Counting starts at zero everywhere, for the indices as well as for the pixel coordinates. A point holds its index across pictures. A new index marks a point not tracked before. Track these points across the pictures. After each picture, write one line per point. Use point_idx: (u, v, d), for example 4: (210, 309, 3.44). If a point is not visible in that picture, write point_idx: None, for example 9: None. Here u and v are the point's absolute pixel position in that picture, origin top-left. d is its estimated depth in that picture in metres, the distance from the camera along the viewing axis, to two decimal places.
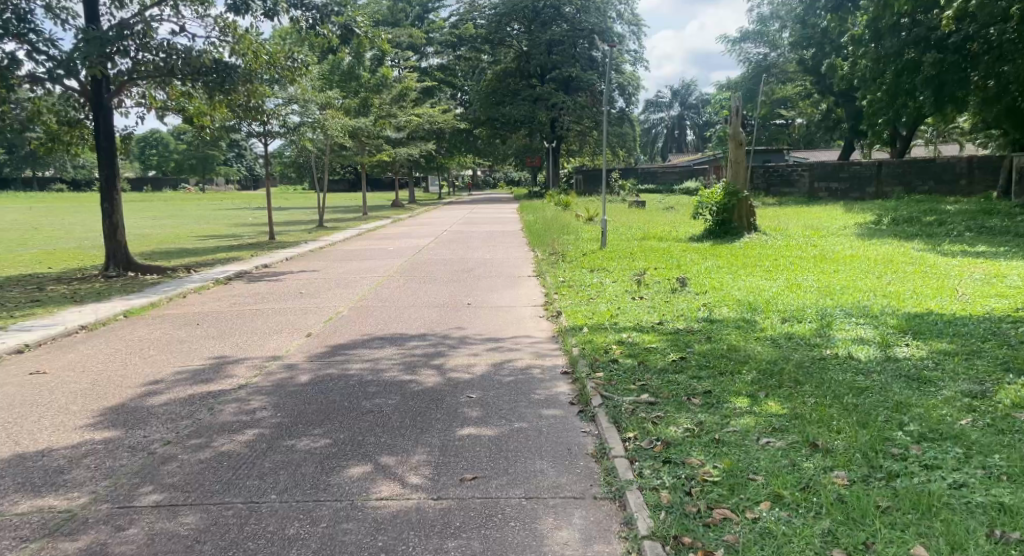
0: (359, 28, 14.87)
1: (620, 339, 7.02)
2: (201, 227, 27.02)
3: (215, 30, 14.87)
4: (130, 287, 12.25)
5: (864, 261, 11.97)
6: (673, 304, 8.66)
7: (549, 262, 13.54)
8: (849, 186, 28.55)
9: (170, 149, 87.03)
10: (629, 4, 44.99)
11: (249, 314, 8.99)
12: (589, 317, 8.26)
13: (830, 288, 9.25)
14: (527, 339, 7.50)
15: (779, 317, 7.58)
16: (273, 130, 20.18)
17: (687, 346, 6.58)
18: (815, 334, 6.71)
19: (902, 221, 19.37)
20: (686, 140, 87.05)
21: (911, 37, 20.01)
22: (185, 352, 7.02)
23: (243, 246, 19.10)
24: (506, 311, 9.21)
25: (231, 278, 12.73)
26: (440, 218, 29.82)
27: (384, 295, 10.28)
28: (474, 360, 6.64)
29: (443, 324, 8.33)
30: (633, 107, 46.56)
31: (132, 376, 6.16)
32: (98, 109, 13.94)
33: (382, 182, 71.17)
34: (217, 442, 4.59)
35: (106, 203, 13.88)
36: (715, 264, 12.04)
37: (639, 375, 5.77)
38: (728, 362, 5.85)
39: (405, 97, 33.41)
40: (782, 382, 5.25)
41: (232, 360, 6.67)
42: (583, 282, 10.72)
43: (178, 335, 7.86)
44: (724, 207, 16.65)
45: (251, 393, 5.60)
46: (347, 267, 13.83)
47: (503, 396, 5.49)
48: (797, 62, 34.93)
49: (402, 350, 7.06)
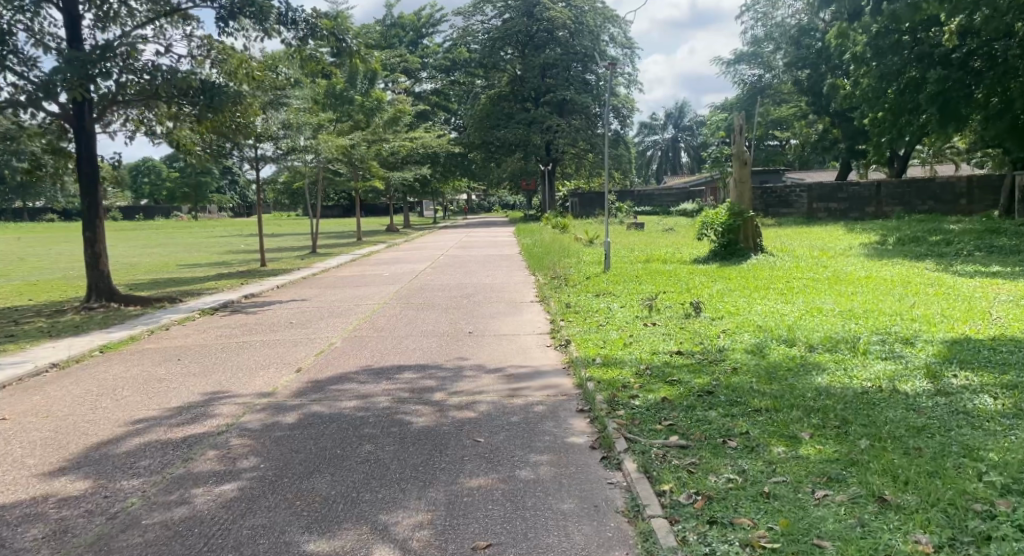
0: (350, 42, 14.35)
1: (637, 371, 6.46)
2: (192, 256, 26.45)
3: (201, 49, 14.43)
4: (111, 319, 11.62)
5: (881, 282, 11.44)
6: (689, 331, 8.12)
7: (551, 286, 13.01)
8: (848, 206, 28.09)
9: (163, 176, 86.75)
10: (622, 27, 44.91)
11: (236, 348, 8.39)
12: (600, 345, 7.72)
13: (853, 312, 8.72)
14: (534, 372, 6.91)
15: (806, 344, 7.04)
16: (266, 153, 19.65)
17: (712, 378, 6.03)
18: (851, 364, 6.15)
19: (908, 241, 18.89)
20: (680, 161, 87.17)
21: (914, 55, 19.22)
22: (163, 391, 6.42)
23: (234, 275, 18.55)
24: (511, 339, 8.65)
25: (218, 308, 12.14)
26: (437, 242, 29.32)
27: (379, 324, 9.67)
28: (478, 396, 6.05)
29: (443, 355, 7.74)
30: (628, 129, 46.28)
31: (101, 420, 5.55)
32: (80, 134, 13.39)
33: (377, 207, 70.82)
34: (189, 499, 3.99)
35: (90, 232, 13.29)
36: (726, 287, 11.53)
37: (663, 413, 5.21)
38: (762, 398, 5.30)
39: (399, 122, 33.02)
40: (826, 420, 4.70)
41: (214, 398, 6.05)
42: (590, 307, 10.19)
43: (157, 372, 7.25)
44: (729, 227, 16.16)
45: (232, 437, 4.99)
46: (339, 295, 13.25)
47: (513, 440, 4.89)
48: (793, 83, 34.67)
49: (398, 384, 6.46)
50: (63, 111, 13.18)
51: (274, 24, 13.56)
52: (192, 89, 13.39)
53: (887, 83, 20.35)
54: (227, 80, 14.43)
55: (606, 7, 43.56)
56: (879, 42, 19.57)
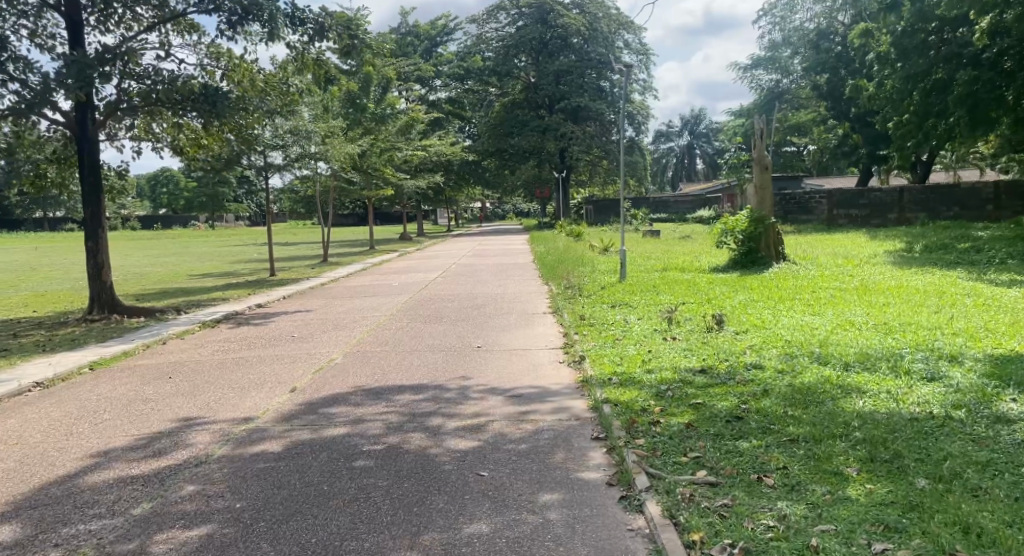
0: (361, 46, 13.96)
1: (657, 393, 5.94)
2: (203, 265, 26.15)
3: (207, 56, 14.10)
4: (109, 332, 11.21)
5: (913, 293, 10.84)
6: (713, 346, 7.57)
7: (565, 297, 12.50)
8: (870, 212, 27.24)
9: (179, 186, 86.91)
10: (637, 34, 44.49)
11: (231, 364, 7.94)
12: (617, 362, 7.21)
13: (888, 325, 8.14)
14: (543, 392, 6.41)
15: (841, 362, 6.47)
16: (275, 161, 19.25)
17: (740, 402, 5.52)
18: (895, 385, 5.60)
19: (935, 249, 18.18)
20: (695, 168, 86.57)
21: (942, 55, 18.87)
22: (146, 414, 5.98)
23: (241, 285, 18.16)
24: (522, 354, 8.16)
25: (220, 320, 11.71)
26: (451, 250, 28.88)
27: (384, 338, 9.21)
28: (481, 421, 5.55)
29: (448, 373, 7.26)
30: (643, 136, 45.71)
31: (73, 449, 5.11)
32: (83, 141, 12.98)
33: (392, 216, 70.69)
34: (149, 549, 3.53)
35: (92, 242, 12.88)
36: (747, 298, 11.00)
37: (689, 443, 4.69)
38: (797, 426, 4.78)
39: (413, 129, 32.67)
40: (875, 453, 4.16)
41: (196, 425, 5.59)
42: (605, 319, 9.67)
43: (146, 392, 6.82)
44: (750, 235, 15.65)
45: (208, 471, 4.53)
46: (346, 306, 12.81)
47: (519, 476, 4.38)
48: (812, 88, 34.09)
49: (397, 406, 5.99)
50: (65, 117, 12.82)
51: (282, 28, 13.12)
52: (193, 94, 12.97)
53: (913, 85, 19.87)
54: (231, 87, 14.01)
55: (620, 14, 43.19)
56: (904, 41, 19.42)
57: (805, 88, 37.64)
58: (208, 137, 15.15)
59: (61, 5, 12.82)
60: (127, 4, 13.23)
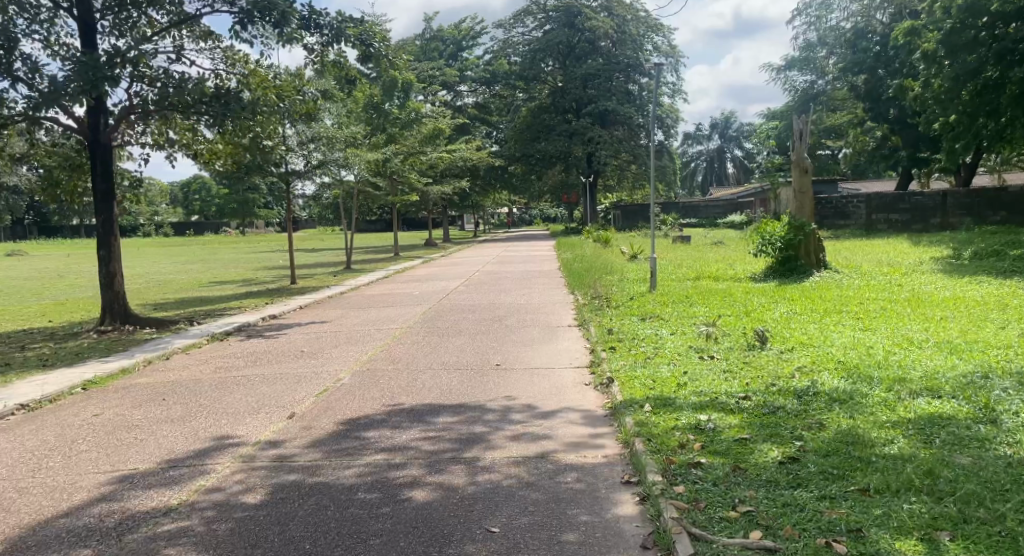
0: (377, 47, 13.28)
1: (697, 424, 5.23)
2: (227, 272, 25.82)
3: (224, 63, 13.63)
4: (116, 345, 10.65)
5: (971, 305, 10.04)
6: (758, 368, 6.85)
7: (592, 308, 11.77)
8: (911, 217, 26.08)
9: (212, 193, 87.68)
10: (666, 35, 43.63)
11: (230, 383, 7.32)
12: (649, 385, 6.47)
13: (951, 344, 7.40)
14: (570, 420, 5.69)
15: (908, 391, 5.79)
16: (296, 167, 18.75)
17: (796, 438, 4.86)
18: (974, 419, 5.00)
19: (985, 255, 17.20)
20: (726, 172, 84.96)
21: (993, 52, 17.78)
22: (127, 444, 5.36)
23: (262, 293, 17.72)
24: (545, 374, 7.46)
25: (230, 332, 11.11)
26: (477, 256, 28.34)
27: (396, 355, 8.55)
28: (504, 454, 4.86)
29: (464, 396, 6.55)
30: (673, 140, 44.80)
31: (36, 491, 4.52)
32: (95, 147, 12.15)
33: (420, 222, 70.45)
34: None
35: (105, 251, 12.22)
36: (789, 310, 10.20)
37: (738, 491, 4.04)
38: (866, 473, 4.19)
39: (439, 135, 32.11)
40: (968, 513, 3.57)
41: (182, 457, 4.97)
42: (635, 333, 8.94)
43: (134, 414, 6.23)
44: (789, 242, 14.80)
45: (178, 522, 3.93)
46: (365, 317, 12.21)
47: (536, 533, 3.72)
48: (850, 89, 32.99)
49: (411, 434, 5.33)
50: (77, 123, 12.08)
51: (296, 30, 12.57)
52: (204, 98, 12.29)
53: (961, 84, 18.91)
54: (247, 91, 13.44)
55: (648, 16, 42.54)
56: (953, 38, 18.57)
57: (841, 89, 36.49)
58: (223, 143, 14.63)
59: (73, 7, 12.09)
60: (143, 8, 12.49)
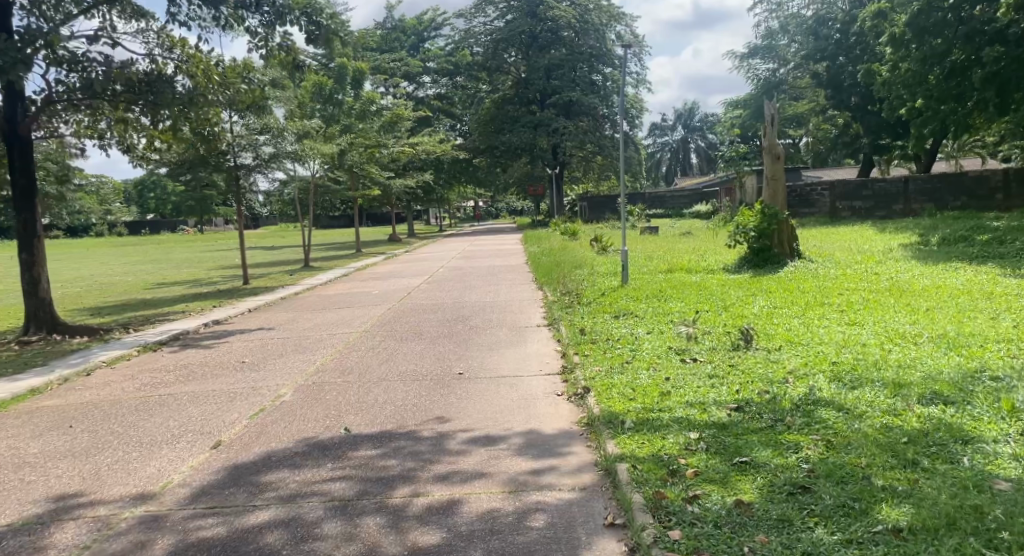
0: (325, 21, 11.97)
1: (686, 444, 4.53)
2: (178, 273, 24.61)
3: (158, 46, 12.43)
4: (36, 359, 9.60)
5: (959, 294, 9.47)
6: (747, 372, 6.15)
7: (560, 305, 11.02)
8: (874, 204, 25.55)
9: (166, 191, 85.05)
10: (629, 24, 43.09)
11: (153, 405, 6.41)
12: (628, 395, 5.75)
13: (948, 339, 6.81)
14: (534, 443, 4.96)
15: (916, 397, 5.14)
16: (247, 162, 17.50)
17: (800, 459, 4.19)
18: (999, 431, 4.39)
19: (953, 241, 16.85)
20: (691, 162, 85.25)
21: (961, 34, 17.29)
22: (10, 490, 4.47)
23: (210, 295, 16.72)
24: (512, 384, 6.69)
25: (165, 342, 10.10)
26: (442, 251, 27.57)
27: (348, 365, 7.71)
28: (457, 493, 4.12)
29: (420, 413, 5.76)
30: (637, 130, 44.29)
31: None
32: (12, 140, 10.99)
33: (385, 218, 69.18)
34: None
35: (26, 254, 11.06)
36: (769, 304, 9.54)
37: (746, 536, 3.35)
38: (893, 505, 3.52)
39: (399, 126, 31.06)
40: None
41: (68, 510, 4.12)
42: (608, 334, 8.20)
43: (31, 448, 5.32)
44: (762, 231, 14.14)
45: None
46: (317, 321, 11.30)
47: None
48: (812, 75, 32.72)
49: (349, 469, 4.55)
50: None
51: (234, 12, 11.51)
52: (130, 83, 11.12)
53: (929, 67, 18.69)
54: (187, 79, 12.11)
55: (609, 6, 41.85)
56: (920, 20, 18.28)
57: (803, 76, 36.28)
58: (162, 136, 13.52)
59: None
60: None
